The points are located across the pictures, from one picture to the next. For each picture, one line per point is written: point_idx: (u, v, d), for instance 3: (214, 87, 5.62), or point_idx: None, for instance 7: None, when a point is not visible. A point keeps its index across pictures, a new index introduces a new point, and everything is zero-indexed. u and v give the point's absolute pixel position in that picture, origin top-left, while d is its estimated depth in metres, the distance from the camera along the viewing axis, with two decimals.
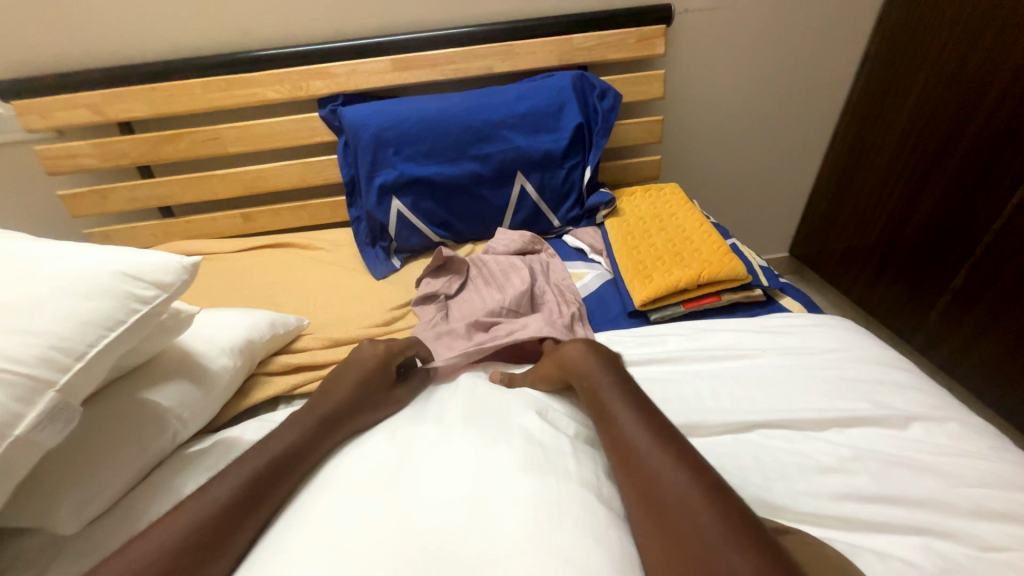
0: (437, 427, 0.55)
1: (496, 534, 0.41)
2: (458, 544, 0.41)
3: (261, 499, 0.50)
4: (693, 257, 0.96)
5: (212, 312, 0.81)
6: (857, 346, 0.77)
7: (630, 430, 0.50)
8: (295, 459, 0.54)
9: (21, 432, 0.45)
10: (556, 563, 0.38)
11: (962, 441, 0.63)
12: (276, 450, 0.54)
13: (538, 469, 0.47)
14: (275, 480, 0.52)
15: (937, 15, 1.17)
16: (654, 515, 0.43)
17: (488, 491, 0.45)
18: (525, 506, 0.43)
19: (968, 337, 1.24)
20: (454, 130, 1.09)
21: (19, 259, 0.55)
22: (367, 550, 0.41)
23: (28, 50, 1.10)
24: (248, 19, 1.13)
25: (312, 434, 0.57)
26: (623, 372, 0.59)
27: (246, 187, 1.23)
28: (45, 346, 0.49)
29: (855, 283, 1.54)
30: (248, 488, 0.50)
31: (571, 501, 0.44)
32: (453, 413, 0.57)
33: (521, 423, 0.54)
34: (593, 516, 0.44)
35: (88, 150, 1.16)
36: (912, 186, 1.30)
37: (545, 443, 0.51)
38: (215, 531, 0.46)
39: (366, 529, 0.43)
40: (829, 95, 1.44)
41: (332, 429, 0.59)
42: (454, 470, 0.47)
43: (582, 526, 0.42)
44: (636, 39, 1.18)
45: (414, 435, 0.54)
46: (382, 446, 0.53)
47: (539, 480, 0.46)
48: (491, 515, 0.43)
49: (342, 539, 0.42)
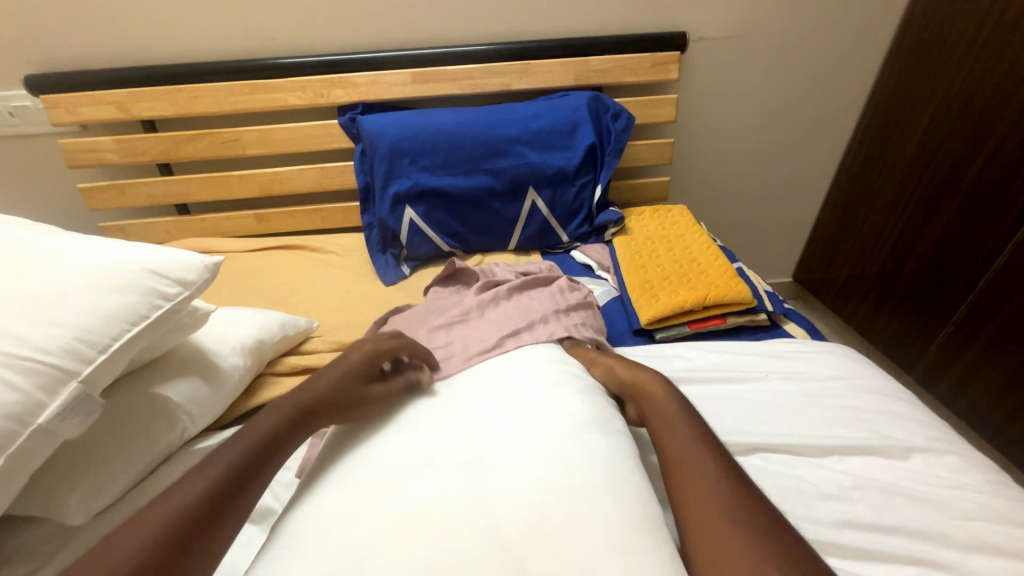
0: (495, 407, 0.57)
1: (548, 508, 0.44)
2: (503, 502, 0.45)
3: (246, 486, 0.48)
4: (700, 279, 0.98)
5: (226, 310, 0.82)
6: (859, 374, 0.77)
7: (690, 457, 0.53)
8: (273, 448, 0.52)
9: (44, 421, 0.47)
10: (604, 534, 0.42)
11: (962, 473, 0.64)
12: (252, 437, 0.52)
13: (589, 443, 0.50)
14: (261, 464, 0.51)
15: (943, 54, 1.21)
16: (701, 518, 0.47)
17: (524, 467, 0.48)
18: (579, 498, 0.45)
19: (967, 368, 1.25)
20: (470, 144, 1.11)
21: (51, 251, 0.57)
22: (424, 525, 0.43)
23: (61, 47, 1.14)
24: (275, 28, 1.17)
25: (285, 427, 0.54)
26: (688, 404, 0.61)
27: (261, 188, 1.25)
28: (71, 338, 0.51)
29: (856, 312, 1.56)
30: (231, 474, 0.48)
31: (606, 489, 0.46)
32: (500, 394, 0.59)
33: (572, 403, 0.56)
34: (639, 505, 0.46)
35: (110, 146, 1.18)
36: (917, 217, 1.32)
37: (585, 423, 0.53)
38: (201, 520, 0.44)
39: (427, 505, 0.45)
40: (836, 126, 1.47)
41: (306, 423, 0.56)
42: (508, 453, 0.50)
43: (631, 512, 0.45)
44: (650, 63, 1.22)
45: (476, 412, 0.56)
46: (443, 425, 0.55)
47: (592, 471, 0.47)
48: (549, 496, 0.45)
49: (405, 517, 0.44)
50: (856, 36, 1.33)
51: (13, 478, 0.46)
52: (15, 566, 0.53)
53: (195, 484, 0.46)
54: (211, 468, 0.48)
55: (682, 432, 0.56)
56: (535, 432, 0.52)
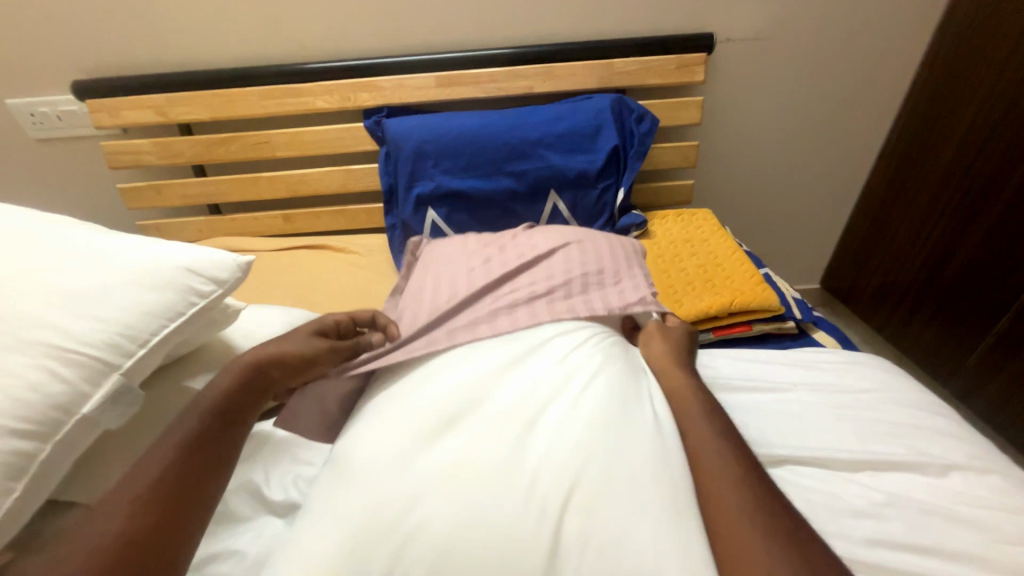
0: (538, 367, 0.57)
1: (587, 487, 0.44)
2: (542, 477, 0.45)
3: (203, 482, 0.46)
4: (725, 284, 0.96)
5: (255, 308, 0.84)
6: (893, 387, 0.74)
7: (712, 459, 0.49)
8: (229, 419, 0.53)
9: (87, 411, 0.49)
10: (644, 520, 0.42)
11: (1003, 493, 0.61)
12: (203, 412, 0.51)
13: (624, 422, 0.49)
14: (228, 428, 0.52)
15: (986, 53, 1.16)
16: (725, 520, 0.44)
17: (562, 441, 0.47)
18: (620, 464, 0.46)
19: (1010, 383, 1.19)
20: (492, 146, 1.12)
21: (95, 248, 0.60)
22: (469, 477, 0.44)
23: (106, 53, 1.20)
24: (305, 33, 1.20)
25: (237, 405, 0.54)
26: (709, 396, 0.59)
27: (288, 190, 1.29)
28: (113, 332, 0.53)
29: (888, 321, 1.50)
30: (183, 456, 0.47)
31: (646, 472, 0.45)
32: (543, 355, 0.59)
33: (615, 371, 0.56)
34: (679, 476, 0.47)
35: (148, 148, 1.23)
36: (954, 225, 1.27)
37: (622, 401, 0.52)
38: (171, 495, 0.44)
39: (474, 456, 0.46)
40: (869, 129, 1.42)
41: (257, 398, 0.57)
42: (551, 416, 0.50)
43: (671, 481, 0.46)
44: (675, 66, 1.20)
45: (518, 369, 0.57)
46: (487, 381, 0.55)
47: (630, 451, 0.47)
48: (589, 459, 0.46)
49: (452, 467, 0.45)
50: (892, 35, 1.28)
51: (60, 463, 0.49)
52: None
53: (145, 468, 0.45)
54: (150, 463, 0.46)
55: (704, 433, 0.52)
56: (578, 396, 0.52)
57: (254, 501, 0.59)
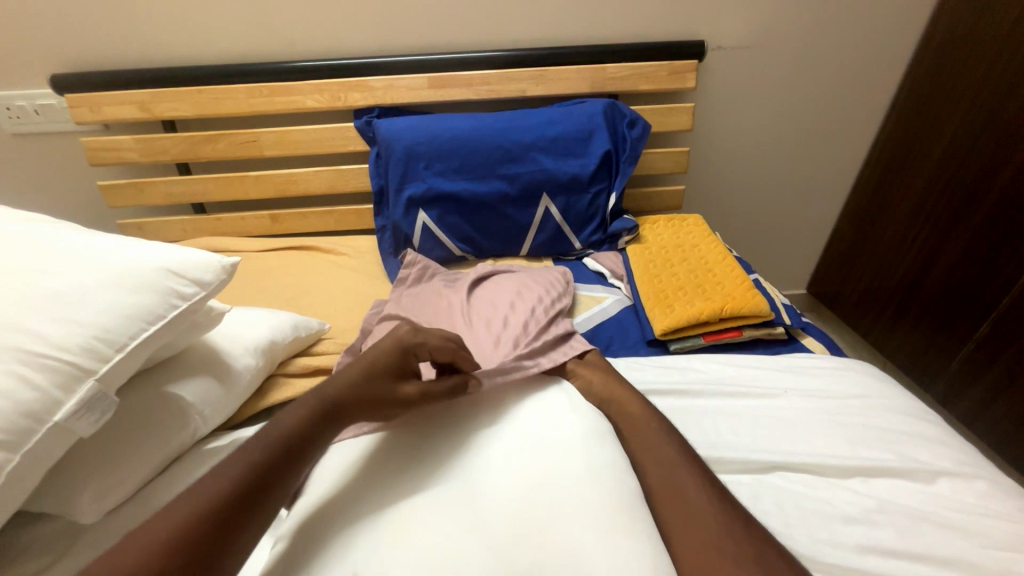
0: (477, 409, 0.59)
1: (565, 531, 0.45)
2: (516, 529, 0.46)
3: (277, 486, 0.46)
4: (716, 290, 0.97)
5: (241, 310, 0.82)
6: (881, 394, 0.75)
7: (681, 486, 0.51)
8: (309, 440, 0.49)
9: (59, 419, 0.47)
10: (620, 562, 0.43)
11: (989, 499, 0.61)
12: (281, 431, 0.48)
13: (597, 464, 0.51)
14: (297, 454, 0.48)
15: (971, 65, 1.19)
16: (689, 539, 0.47)
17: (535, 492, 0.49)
18: (559, 490, 0.49)
19: (991, 388, 1.22)
20: (485, 149, 1.11)
21: (72, 248, 0.57)
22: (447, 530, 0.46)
23: (87, 47, 1.16)
24: (295, 31, 1.18)
25: (317, 419, 0.51)
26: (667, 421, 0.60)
27: (276, 190, 1.26)
28: (89, 336, 0.51)
29: (872, 327, 1.53)
30: (252, 474, 0.45)
31: (620, 520, 0.46)
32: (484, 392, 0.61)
33: (547, 403, 0.60)
34: (617, 491, 0.49)
35: (131, 145, 1.20)
36: (937, 234, 1.30)
37: (587, 440, 0.54)
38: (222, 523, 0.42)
39: (414, 506, 0.48)
40: (855, 138, 1.45)
41: (338, 419, 0.52)
42: (492, 456, 0.53)
43: (608, 496, 0.48)
44: (667, 72, 1.21)
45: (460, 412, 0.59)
46: (413, 428, 0.56)
47: (598, 491, 0.48)
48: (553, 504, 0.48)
49: (397, 522, 0.47)
50: (877, 46, 1.31)
51: (30, 474, 0.46)
52: (26, 564, 0.53)
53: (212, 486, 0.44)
54: (218, 478, 0.44)
55: (664, 453, 0.55)
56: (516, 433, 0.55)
57: None
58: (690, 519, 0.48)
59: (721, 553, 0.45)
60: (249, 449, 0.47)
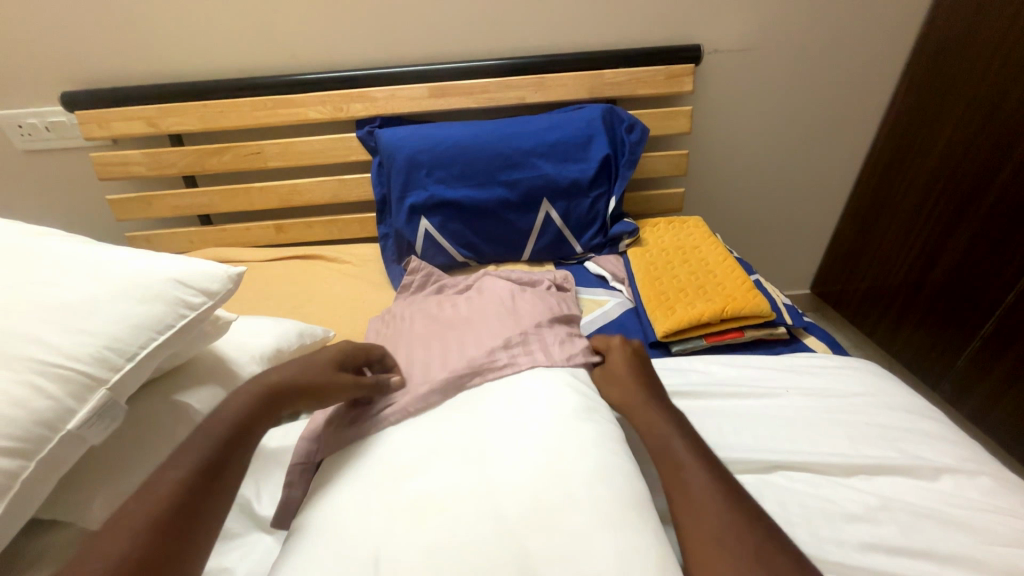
0: (488, 401, 0.58)
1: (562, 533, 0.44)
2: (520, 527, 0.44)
3: (230, 468, 0.47)
4: (717, 291, 0.97)
5: (247, 319, 0.83)
6: (884, 392, 0.75)
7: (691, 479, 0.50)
8: (253, 425, 0.52)
9: (73, 427, 0.49)
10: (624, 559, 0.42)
11: (995, 496, 0.61)
12: (223, 419, 0.50)
13: (603, 460, 0.49)
14: (244, 437, 0.50)
15: (968, 62, 1.19)
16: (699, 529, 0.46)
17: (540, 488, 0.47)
18: (574, 486, 0.46)
19: (998, 385, 1.21)
20: (485, 156, 1.13)
21: (82, 261, 0.59)
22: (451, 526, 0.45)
23: (96, 65, 1.19)
24: (298, 45, 1.21)
25: (261, 405, 0.53)
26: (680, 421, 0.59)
27: (281, 200, 1.28)
28: (101, 346, 0.52)
29: (877, 325, 1.52)
30: (205, 461, 0.46)
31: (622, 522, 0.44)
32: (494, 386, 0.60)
33: (558, 390, 0.57)
34: (633, 492, 0.48)
35: (138, 159, 1.23)
36: (941, 229, 1.29)
37: (598, 438, 0.51)
38: (186, 506, 0.42)
39: (432, 497, 0.47)
40: (854, 137, 1.45)
41: (277, 402, 0.55)
42: (506, 443, 0.51)
43: (622, 498, 0.46)
44: (665, 76, 1.22)
45: (473, 407, 0.57)
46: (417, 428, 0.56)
47: (602, 488, 0.47)
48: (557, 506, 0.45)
49: (403, 515, 0.46)
50: (873, 46, 1.32)
51: (43, 481, 0.47)
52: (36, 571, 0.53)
53: (166, 479, 0.44)
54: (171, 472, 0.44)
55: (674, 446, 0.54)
56: (530, 423, 0.53)
57: (247, 518, 0.59)
58: (699, 510, 0.47)
59: (728, 541, 0.44)
60: (197, 441, 0.48)
